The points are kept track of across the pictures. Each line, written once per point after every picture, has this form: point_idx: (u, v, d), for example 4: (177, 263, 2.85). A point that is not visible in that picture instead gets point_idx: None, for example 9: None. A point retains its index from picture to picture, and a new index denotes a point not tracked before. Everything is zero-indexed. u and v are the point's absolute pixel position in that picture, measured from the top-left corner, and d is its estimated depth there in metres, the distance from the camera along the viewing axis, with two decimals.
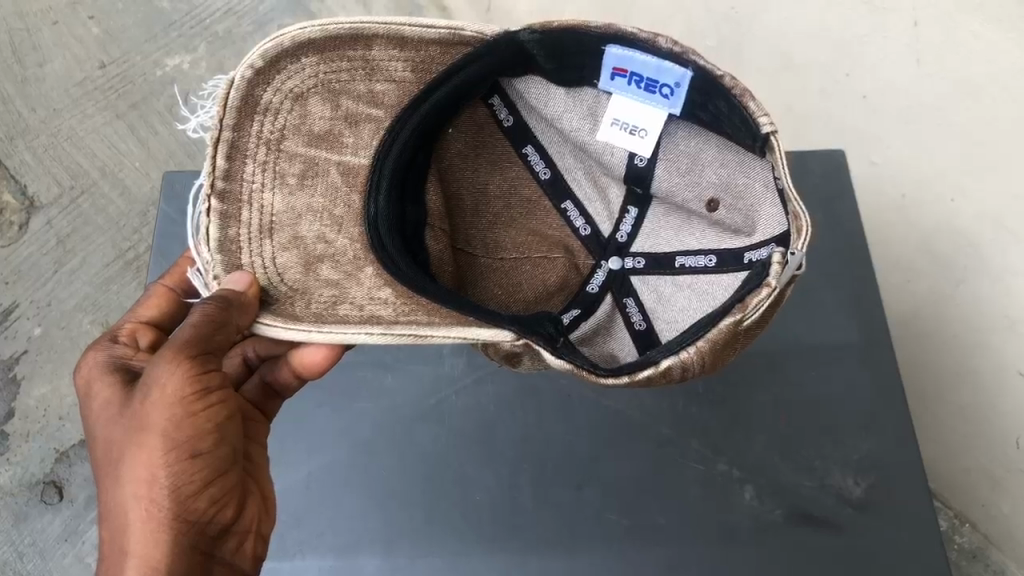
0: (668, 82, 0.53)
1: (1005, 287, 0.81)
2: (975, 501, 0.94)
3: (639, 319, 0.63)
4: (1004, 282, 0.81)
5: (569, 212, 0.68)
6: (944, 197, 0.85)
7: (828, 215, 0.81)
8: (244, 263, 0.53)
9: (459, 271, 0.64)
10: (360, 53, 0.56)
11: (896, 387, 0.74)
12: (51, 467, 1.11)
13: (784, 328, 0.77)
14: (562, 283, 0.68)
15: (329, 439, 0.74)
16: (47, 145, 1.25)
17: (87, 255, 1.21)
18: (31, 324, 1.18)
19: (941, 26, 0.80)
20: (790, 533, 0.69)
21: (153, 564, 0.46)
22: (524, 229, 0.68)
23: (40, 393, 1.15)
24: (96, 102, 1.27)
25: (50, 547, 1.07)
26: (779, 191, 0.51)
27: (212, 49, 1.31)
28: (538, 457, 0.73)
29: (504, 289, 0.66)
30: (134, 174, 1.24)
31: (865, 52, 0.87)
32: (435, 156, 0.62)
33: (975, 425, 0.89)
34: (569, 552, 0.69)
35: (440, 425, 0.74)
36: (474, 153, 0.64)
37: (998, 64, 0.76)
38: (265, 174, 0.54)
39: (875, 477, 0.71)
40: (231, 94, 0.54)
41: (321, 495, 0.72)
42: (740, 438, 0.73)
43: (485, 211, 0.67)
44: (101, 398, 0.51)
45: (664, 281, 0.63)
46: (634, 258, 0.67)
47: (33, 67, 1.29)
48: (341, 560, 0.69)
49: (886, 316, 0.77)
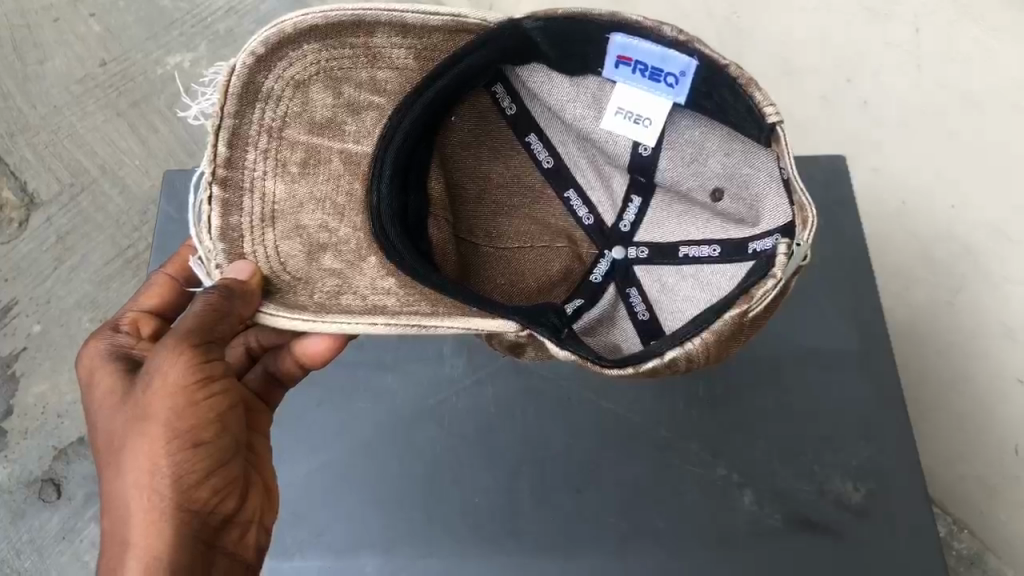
0: (673, 70, 0.53)
1: (1004, 296, 0.83)
2: (971, 508, 0.91)
3: (642, 309, 0.63)
4: (1004, 290, 0.83)
5: (571, 201, 0.68)
6: (944, 206, 0.87)
7: (829, 217, 0.81)
8: (246, 252, 0.53)
9: (460, 261, 0.64)
10: (361, 41, 0.55)
11: (895, 390, 0.74)
12: (49, 465, 1.10)
13: (783, 330, 0.77)
14: (564, 275, 0.68)
15: (330, 435, 0.74)
16: (47, 142, 1.25)
17: (86, 253, 1.21)
18: (30, 321, 1.18)
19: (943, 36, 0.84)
20: (789, 538, 0.69)
21: (154, 554, 0.46)
22: (526, 220, 0.68)
23: (38, 391, 1.14)
24: (97, 100, 1.27)
25: (47, 545, 1.06)
26: (783, 181, 0.51)
27: (212, 49, 1.31)
28: (537, 458, 0.72)
29: (506, 279, 0.66)
30: (134, 173, 1.24)
31: (866, 58, 0.90)
32: (437, 145, 0.62)
33: (974, 431, 0.88)
34: (567, 557, 0.68)
35: (439, 426, 0.74)
36: (476, 143, 0.64)
37: (999, 77, 0.81)
38: (266, 162, 0.54)
39: (874, 484, 0.70)
40: (231, 82, 0.53)
41: (320, 496, 0.71)
42: (739, 443, 0.72)
43: (487, 201, 0.66)
44: (102, 387, 0.51)
45: (667, 271, 0.63)
46: (637, 248, 0.66)
47: (34, 64, 1.29)
48: (338, 563, 0.69)
49: (885, 320, 0.77)
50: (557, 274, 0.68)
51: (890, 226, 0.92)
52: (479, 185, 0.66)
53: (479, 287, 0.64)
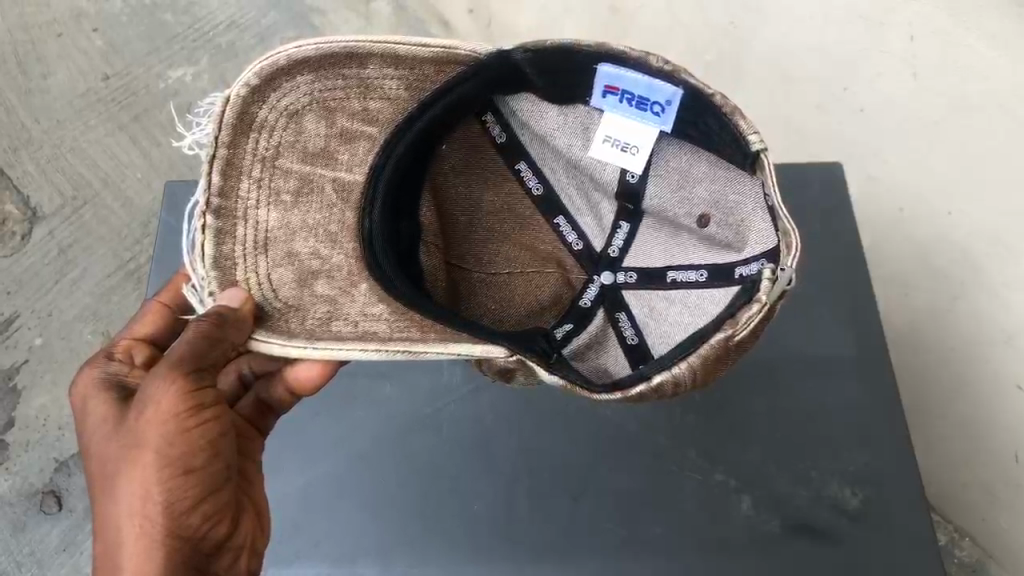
0: (659, 100, 0.54)
1: (1005, 301, 0.81)
2: (974, 516, 0.91)
3: (632, 336, 0.63)
4: (1001, 296, 0.82)
5: (561, 228, 0.69)
6: (942, 210, 0.86)
7: (825, 228, 0.80)
8: (238, 279, 0.53)
9: (451, 287, 0.64)
10: (354, 72, 0.57)
11: (892, 397, 0.73)
12: (50, 476, 1.11)
13: (780, 341, 0.76)
14: (555, 301, 0.69)
15: (325, 448, 0.74)
16: (49, 156, 1.26)
17: (87, 265, 1.22)
18: (32, 334, 1.19)
19: (938, 41, 0.84)
20: (786, 544, 0.69)
21: None
22: (518, 246, 0.69)
23: (41, 403, 1.16)
24: (99, 114, 1.29)
25: (48, 558, 1.07)
26: (769, 206, 0.52)
27: (214, 62, 1.32)
28: (534, 468, 0.72)
29: (499, 303, 0.67)
30: (135, 186, 1.25)
31: (862, 67, 0.90)
32: (428, 173, 0.63)
33: (970, 439, 0.88)
34: (561, 563, 0.69)
35: (437, 434, 0.74)
36: (467, 170, 0.65)
37: (999, 82, 0.80)
38: (259, 191, 0.55)
39: (871, 489, 0.70)
40: (226, 112, 0.55)
41: (317, 506, 0.72)
42: (734, 447, 0.73)
43: (480, 227, 0.67)
44: (96, 415, 0.52)
45: (656, 295, 0.64)
46: (623, 273, 0.67)
47: (36, 79, 1.31)
48: (336, 570, 0.69)
49: (883, 330, 0.76)
50: (548, 300, 0.69)
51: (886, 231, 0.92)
52: (471, 211, 0.67)
53: (471, 312, 0.65)
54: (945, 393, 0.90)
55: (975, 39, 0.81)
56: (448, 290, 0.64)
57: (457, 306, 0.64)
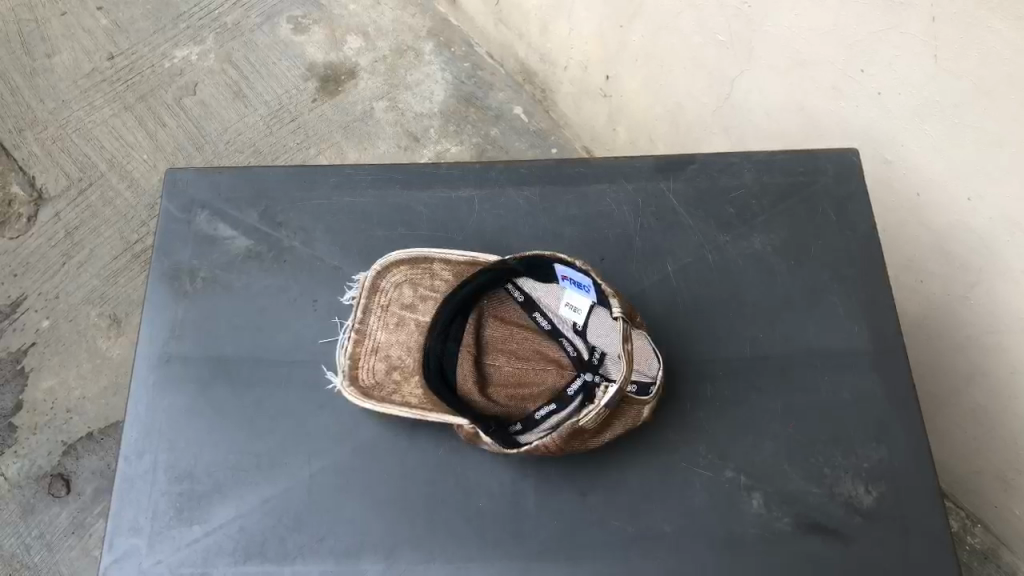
0: None
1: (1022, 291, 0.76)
2: (986, 505, 0.97)
3: (596, 378, 0.66)
4: (1019, 283, 0.76)
5: (517, 295, 0.71)
6: (960, 196, 0.77)
7: (841, 216, 0.78)
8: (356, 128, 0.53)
9: (446, 377, 0.69)
10: None
11: (907, 392, 0.71)
12: (58, 459, 1.12)
13: (792, 334, 0.74)
14: (557, 361, 0.69)
15: (331, 439, 0.70)
16: (54, 137, 1.32)
17: (93, 247, 1.24)
18: (38, 317, 1.20)
19: (957, 25, 0.68)
20: (797, 543, 0.66)
21: None
22: (517, 315, 0.72)
23: (48, 386, 1.16)
24: (104, 93, 1.35)
25: (56, 539, 1.07)
26: None
27: (219, 41, 1.40)
28: (539, 462, 0.68)
29: (501, 390, 0.69)
30: (141, 166, 1.30)
31: (877, 50, 0.76)
32: (394, 276, 0.74)
33: (986, 427, 0.89)
34: (570, 559, 0.66)
35: (442, 429, 0.69)
36: (424, 272, 0.74)
37: (1016, 65, 0.66)
38: None
39: (886, 486, 0.68)
40: None
41: (321, 499, 0.68)
42: (747, 444, 0.69)
43: (472, 301, 0.71)
44: None
45: (613, 340, 0.66)
46: (574, 314, 0.69)
47: (41, 58, 1.37)
48: (340, 568, 0.65)
49: (899, 321, 0.74)
50: (548, 363, 0.70)
51: (903, 214, 0.84)
52: (460, 292, 0.69)
53: (470, 397, 0.68)
54: (961, 379, 0.89)
55: (998, 21, 0.65)
56: (448, 392, 0.67)
57: (458, 396, 0.68)
